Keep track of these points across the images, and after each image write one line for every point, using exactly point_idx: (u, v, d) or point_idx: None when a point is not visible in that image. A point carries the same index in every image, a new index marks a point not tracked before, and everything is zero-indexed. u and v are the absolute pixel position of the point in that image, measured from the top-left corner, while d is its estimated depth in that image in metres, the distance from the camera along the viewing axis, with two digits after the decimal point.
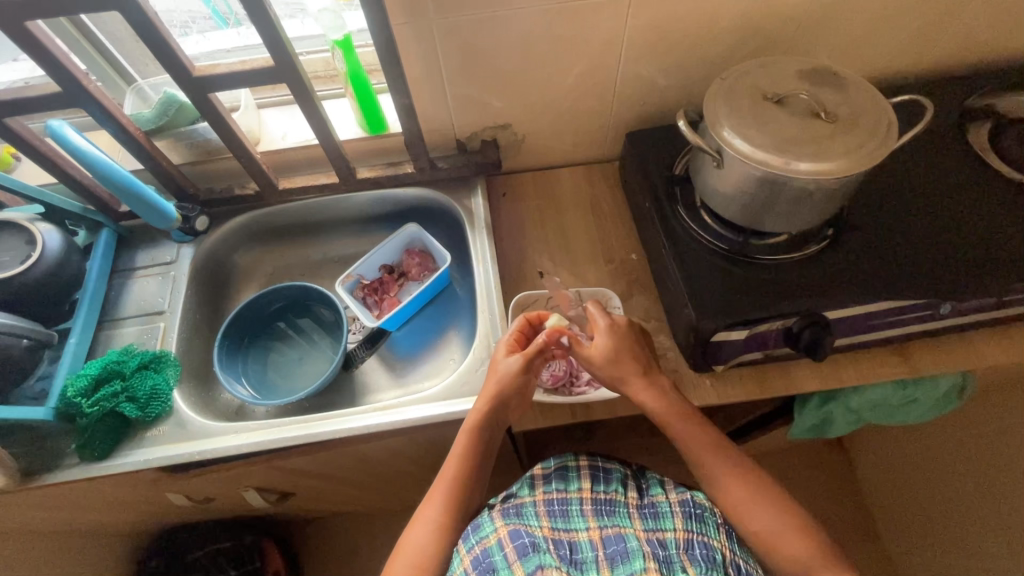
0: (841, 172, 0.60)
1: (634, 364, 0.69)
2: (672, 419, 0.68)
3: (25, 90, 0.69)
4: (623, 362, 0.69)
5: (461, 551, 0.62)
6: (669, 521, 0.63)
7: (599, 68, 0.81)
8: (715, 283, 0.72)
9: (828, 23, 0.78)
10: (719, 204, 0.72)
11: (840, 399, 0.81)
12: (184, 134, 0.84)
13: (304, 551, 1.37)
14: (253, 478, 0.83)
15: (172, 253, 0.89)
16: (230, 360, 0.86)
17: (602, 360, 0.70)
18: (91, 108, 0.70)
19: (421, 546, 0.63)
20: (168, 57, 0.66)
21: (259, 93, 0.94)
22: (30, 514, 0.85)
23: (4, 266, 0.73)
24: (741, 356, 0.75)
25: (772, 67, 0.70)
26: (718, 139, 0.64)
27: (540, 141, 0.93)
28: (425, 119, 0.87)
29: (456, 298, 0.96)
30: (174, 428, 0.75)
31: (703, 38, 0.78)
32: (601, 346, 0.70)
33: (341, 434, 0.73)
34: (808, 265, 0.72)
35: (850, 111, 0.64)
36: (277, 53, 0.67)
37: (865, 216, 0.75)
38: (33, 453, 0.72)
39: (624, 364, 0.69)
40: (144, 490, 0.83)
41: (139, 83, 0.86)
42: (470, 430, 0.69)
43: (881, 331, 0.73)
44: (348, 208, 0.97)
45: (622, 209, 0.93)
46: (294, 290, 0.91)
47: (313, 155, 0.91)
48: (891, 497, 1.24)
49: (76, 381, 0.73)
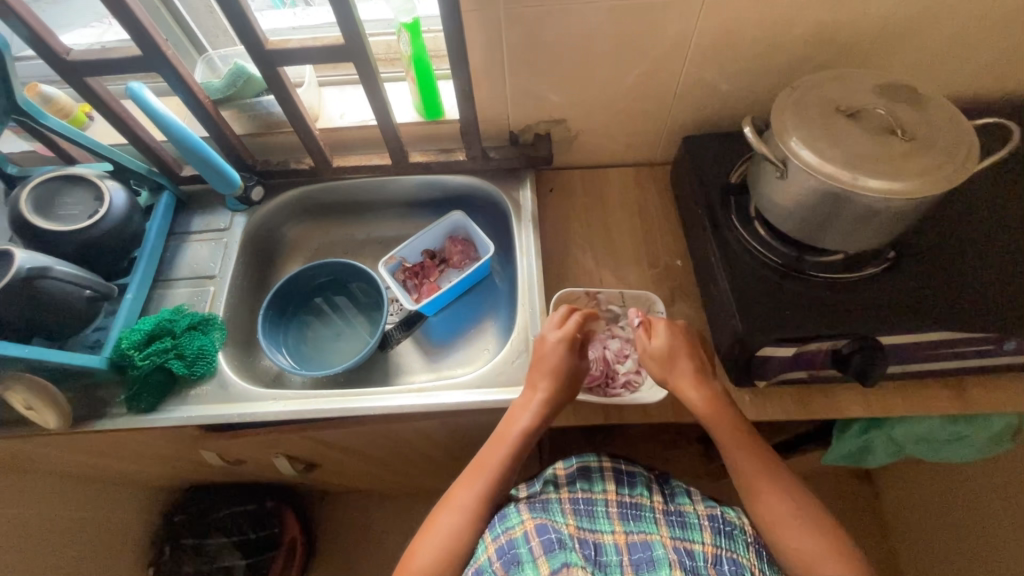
0: (914, 193, 0.57)
1: (691, 363, 0.71)
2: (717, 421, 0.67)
3: (107, 52, 0.72)
4: (681, 358, 0.71)
5: (487, 539, 0.63)
6: (697, 532, 0.62)
7: (663, 69, 0.80)
8: (765, 296, 0.70)
9: (907, 38, 0.75)
10: (776, 216, 0.70)
11: (883, 428, 0.78)
12: (248, 105, 0.86)
13: (320, 522, 1.40)
14: (286, 445, 0.85)
15: (226, 220, 0.92)
16: (273, 329, 0.88)
17: (660, 352, 0.72)
18: (166, 73, 0.73)
19: (456, 527, 0.63)
20: (244, 29, 0.68)
21: (321, 71, 0.96)
22: (74, 457, 0.89)
23: (72, 219, 0.76)
24: (785, 374, 0.73)
25: (846, 79, 0.68)
26: (784, 149, 0.62)
27: (592, 139, 0.93)
28: (481, 108, 0.87)
29: (495, 289, 0.96)
30: (217, 389, 0.78)
31: (773, 45, 0.76)
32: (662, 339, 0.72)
33: (376, 410, 0.74)
34: (865, 287, 0.69)
35: (927, 130, 0.62)
36: (347, 32, 0.68)
37: (929, 241, 0.72)
38: (86, 399, 0.75)
39: (681, 360, 0.71)
40: (182, 446, 0.86)
41: (210, 54, 0.88)
42: (531, 417, 0.69)
43: (935, 362, 0.70)
44: (396, 190, 0.98)
45: (670, 214, 0.91)
46: (339, 266, 0.93)
47: (368, 136, 0.93)
48: (919, 537, 1.20)
49: (131, 334, 0.76)
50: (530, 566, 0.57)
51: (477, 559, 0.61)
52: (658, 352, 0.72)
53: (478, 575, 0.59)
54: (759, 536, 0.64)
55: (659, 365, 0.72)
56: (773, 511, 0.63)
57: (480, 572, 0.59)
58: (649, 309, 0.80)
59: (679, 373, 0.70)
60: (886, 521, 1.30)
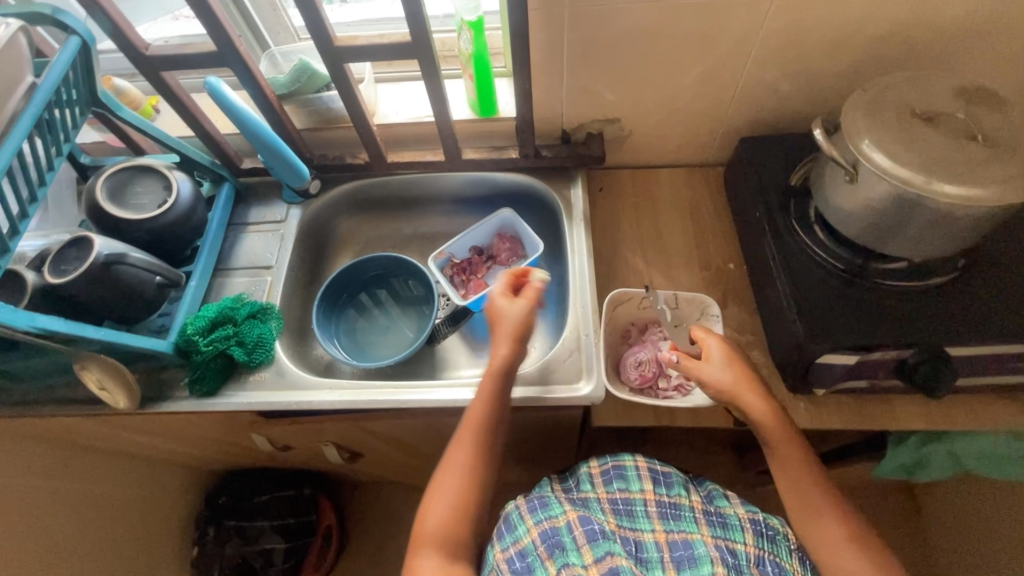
0: (998, 200, 0.55)
1: (753, 382, 0.67)
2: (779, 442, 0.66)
3: (183, 47, 0.74)
4: (741, 369, 0.68)
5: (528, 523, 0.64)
6: (739, 534, 0.62)
7: (725, 69, 0.79)
8: (828, 302, 0.68)
9: (985, 40, 0.72)
10: (841, 221, 0.69)
11: (943, 441, 0.76)
12: (309, 101, 0.88)
13: (353, 511, 1.42)
14: (334, 434, 0.87)
15: (282, 212, 0.94)
16: (325, 320, 0.90)
17: (720, 360, 0.69)
18: (238, 68, 0.75)
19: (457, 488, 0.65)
20: (316, 25, 0.69)
21: (377, 67, 0.97)
22: (132, 436, 0.93)
23: (143, 208, 0.79)
24: (844, 382, 0.71)
25: (921, 81, 0.66)
26: (857, 152, 0.61)
27: (646, 139, 0.92)
28: (537, 106, 0.87)
29: (541, 287, 0.96)
30: (273, 376, 0.80)
31: (842, 46, 0.74)
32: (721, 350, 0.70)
33: (428, 404, 0.75)
34: (933, 296, 0.67)
35: (1010, 135, 0.59)
36: (415, 29, 0.69)
37: (1002, 251, 0.70)
38: (151, 381, 0.78)
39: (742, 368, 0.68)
40: (235, 430, 0.89)
41: (273, 50, 0.90)
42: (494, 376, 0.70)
43: (1004, 376, 0.68)
44: (446, 187, 0.99)
45: (722, 216, 0.90)
46: (389, 260, 0.94)
47: (422, 132, 0.94)
48: (963, 555, 1.16)
49: (195, 320, 0.78)
50: (574, 555, 0.59)
51: (518, 540, 0.63)
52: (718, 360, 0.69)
53: (523, 555, 0.61)
54: (812, 544, 0.63)
55: (721, 373, 0.68)
56: (825, 524, 0.63)
57: (525, 553, 0.61)
58: (703, 312, 0.78)
59: (742, 382, 0.67)
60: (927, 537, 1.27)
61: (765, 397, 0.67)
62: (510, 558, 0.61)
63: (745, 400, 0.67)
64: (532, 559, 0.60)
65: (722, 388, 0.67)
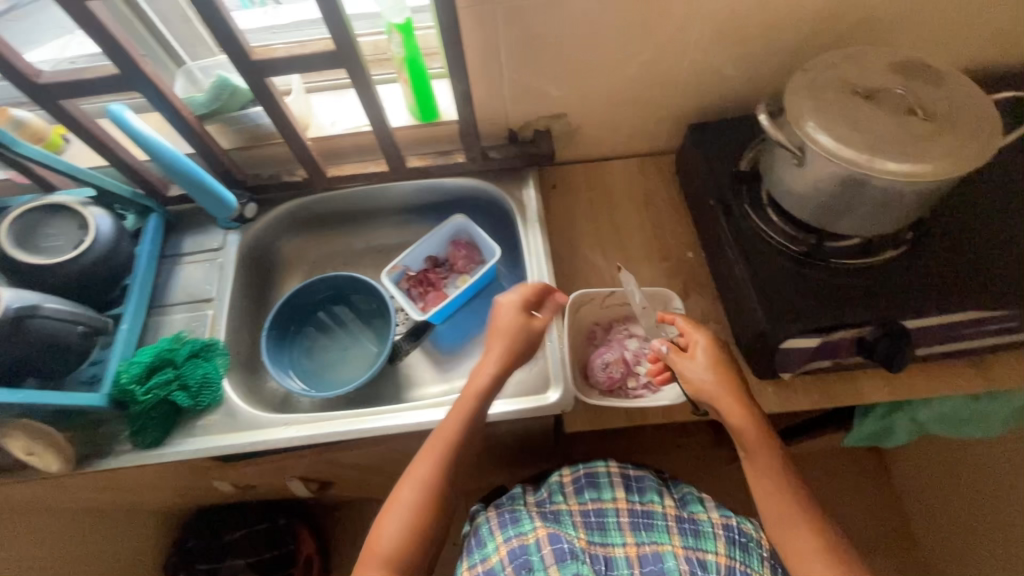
0: (940, 175, 0.56)
1: (739, 392, 0.66)
2: (755, 449, 0.64)
3: (81, 71, 0.67)
4: (728, 379, 0.66)
5: (497, 536, 0.64)
6: (711, 542, 0.63)
7: (667, 57, 0.77)
8: (786, 287, 0.68)
9: (917, 12, 0.72)
10: (792, 204, 0.68)
11: (906, 410, 0.78)
12: (234, 119, 0.82)
13: (335, 535, 1.37)
14: (299, 469, 0.82)
15: (219, 239, 0.88)
16: (277, 350, 0.85)
17: (705, 367, 0.67)
18: (147, 90, 0.68)
19: (414, 504, 0.63)
20: (228, 39, 0.64)
21: (307, 76, 0.92)
22: (78, 495, 0.86)
23: (57, 251, 0.73)
24: (808, 364, 0.71)
25: (859, 58, 0.66)
26: (802, 135, 0.60)
27: (595, 132, 0.90)
28: (480, 107, 0.84)
29: (502, 292, 0.93)
30: (224, 418, 0.75)
31: (781, 25, 0.73)
32: (707, 359, 0.67)
33: (393, 430, 0.71)
34: (886, 271, 0.68)
35: (948, 107, 0.60)
36: (337, 36, 0.64)
37: (947, 220, 0.71)
38: (88, 438, 0.72)
39: (728, 378, 0.66)
40: (191, 477, 0.83)
41: (189, 66, 0.83)
42: (472, 395, 0.68)
43: (958, 343, 0.69)
44: (394, 196, 0.94)
45: (678, 205, 0.89)
46: (340, 280, 0.90)
47: (361, 143, 0.89)
48: (931, 508, 1.21)
49: (129, 368, 0.72)
50: (541, 574, 0.59)
51: (487, 559, 0.62)
52: (705, 367, 0.67)
53: (489, 575, 0.61)
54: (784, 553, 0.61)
55: (705, 379, 0.66)
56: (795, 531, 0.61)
57: (492, 573, 0.61)
58: (666, 306, 0.77)
59: (724, 393, 0.65)
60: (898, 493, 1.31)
61: (750, 412, 0.65)
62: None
63: (725, 409, 0.65)
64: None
65: (703, 393, 0.66)
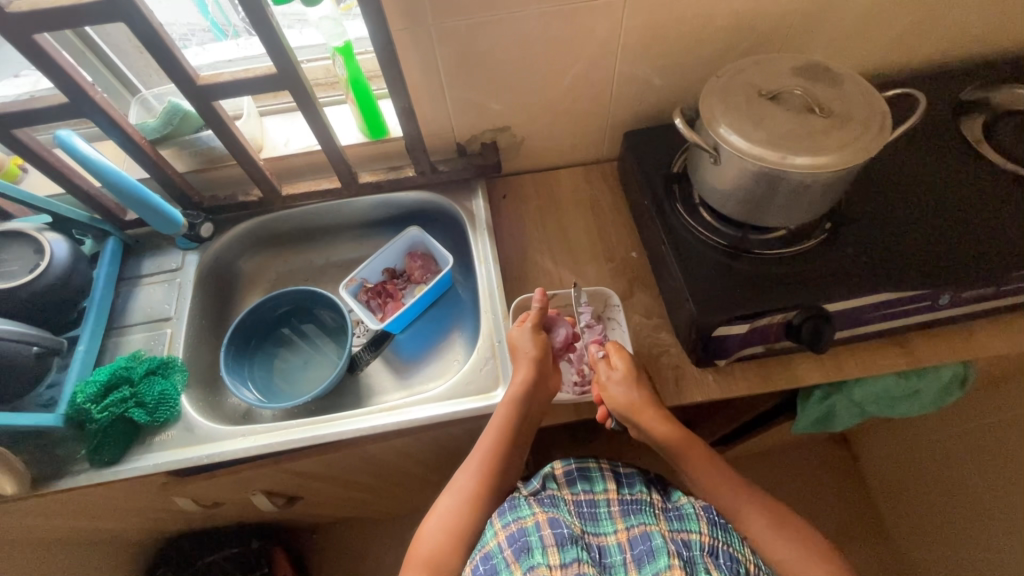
0: (836, 166, 0.60)
1: (651, 396, 0.72)
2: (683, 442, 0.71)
3: (32, 101, 0.70)
4: (641, 389, 0.71)
5: (497, 525, 0.67)
6: (694, 523, 0.66)
7: (596, 71, 0.82)
8: (714, 277, 0.72)
9: (819, 22, 0.79)
10: (717, 201, 0.72)
11: (842, 392, 0.79)
12: (187, 142, 0.86)
13: (311, 558, 1.36)
14: (262, 480, 0.83)
15: (177, 260, 0.90)
16: (238, 365, 0.87)
17: (622, 382, 0.72)
18: (96, 117, 0.72)
19: (452, 507, 0.68)
20: (173, 65, 0.68)
21: (262, 100, 0.96)
22: (38, 523, 0.85)
23: (11, 275, 0.74)
24: (743, 350, 0.75)
25: (767, 64, 0.71)
26: (714, 135, 0.65)
27: (538, 143, 0.95)
28: (426, 124, 0.88)
29: (459, 299, 0.96)
30: (181, 433, 0.76)
31: (697, 37, 0.79)
32: (624, 371, 0.72)
33: (350, 433, 0.73)
34: (808, 258, 0.72)
35: (844, 105, 0.65)
36: (279, 61, 0.68)
37: (863, 209, 0.76)
38: (43, 460, 0.73)
39: (640, 406, 0.70)
40: (152, 495, 0.83)
41: (144, 94, 0.88)
42: (510, 401, 0.71)
43: (882, 322, 0.73)
44: (351, 212, 0.98)
45: (620, 208, 0.94)
46: (299, 294, 0.92)
47: (315, 161, 0.93)
48: (899, 494, 1.23)
49: (85, 388, 0.74)
50: (541, 553, 0.61)
51: (485, 544, 0.66)
52: (620, 380, 0.72)
53: (487, 559, 0.64)
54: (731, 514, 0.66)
55: (623, 394, 0.71)
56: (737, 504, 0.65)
57: (490, 556, 0.64)
58: (606, 305, 0.82)
59: (644, 404, 0.70)
60: (865, 482, 1.34)
61: (661, 416, 0.71)
62: (477, 563, 0.64)
63: (646, 419, 0.71)
64: (498, 560, 0.63)
65: (626, 408, 0.70)
